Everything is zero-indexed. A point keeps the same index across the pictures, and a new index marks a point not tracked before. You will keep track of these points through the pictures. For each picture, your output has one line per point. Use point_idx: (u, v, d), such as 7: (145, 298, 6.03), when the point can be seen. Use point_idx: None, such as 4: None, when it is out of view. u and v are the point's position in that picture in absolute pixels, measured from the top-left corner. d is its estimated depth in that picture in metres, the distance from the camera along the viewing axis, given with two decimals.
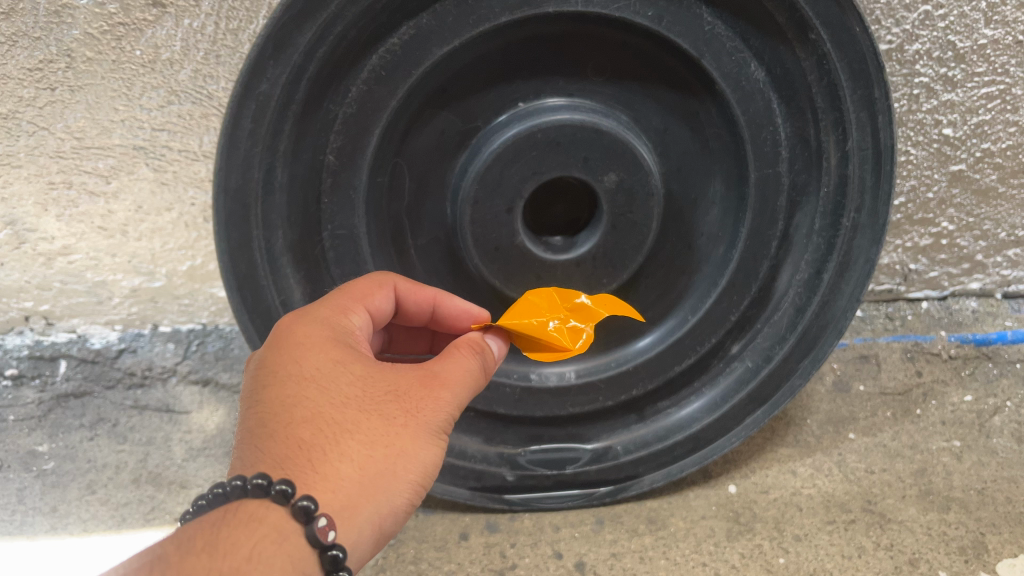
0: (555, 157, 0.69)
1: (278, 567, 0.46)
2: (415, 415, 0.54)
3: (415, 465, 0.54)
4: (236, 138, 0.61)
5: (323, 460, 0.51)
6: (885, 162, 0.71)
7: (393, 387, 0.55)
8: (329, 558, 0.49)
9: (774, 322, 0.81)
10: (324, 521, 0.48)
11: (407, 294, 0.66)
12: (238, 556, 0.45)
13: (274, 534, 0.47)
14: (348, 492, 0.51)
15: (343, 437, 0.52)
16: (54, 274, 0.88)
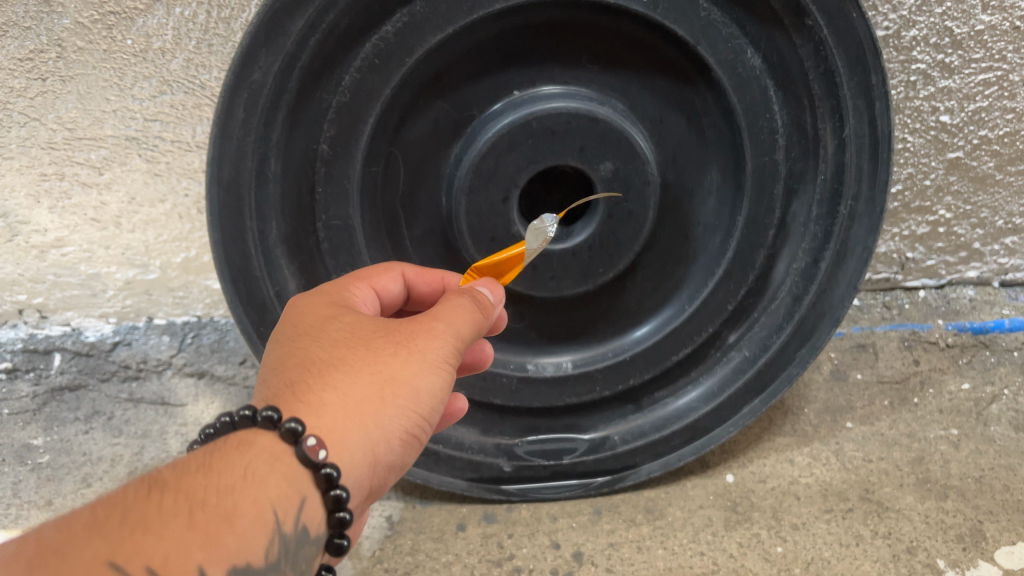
0: (550, 145, 0.69)
1: (274, 482, 0.47)
2: (408, 349, 0.52)
3: (411, 395, 0.52)
4: (228, 128, 0.61)
5: (308, 390, 0.50)
6: (882, 150, 0.70)
7: (386, 330, 0.54)
8: (324, 477, 0.48)
9: (770, 312, 0.81)
10: (314, 441, 0.48)
11: (416, 275, 0.67)
12: (232, 475, 0.45)
13: (267, 453, 0.47)
14: (336, 418, 0.49)
15: (329, 371, 0.51)
16: (47, 266, 0.87)
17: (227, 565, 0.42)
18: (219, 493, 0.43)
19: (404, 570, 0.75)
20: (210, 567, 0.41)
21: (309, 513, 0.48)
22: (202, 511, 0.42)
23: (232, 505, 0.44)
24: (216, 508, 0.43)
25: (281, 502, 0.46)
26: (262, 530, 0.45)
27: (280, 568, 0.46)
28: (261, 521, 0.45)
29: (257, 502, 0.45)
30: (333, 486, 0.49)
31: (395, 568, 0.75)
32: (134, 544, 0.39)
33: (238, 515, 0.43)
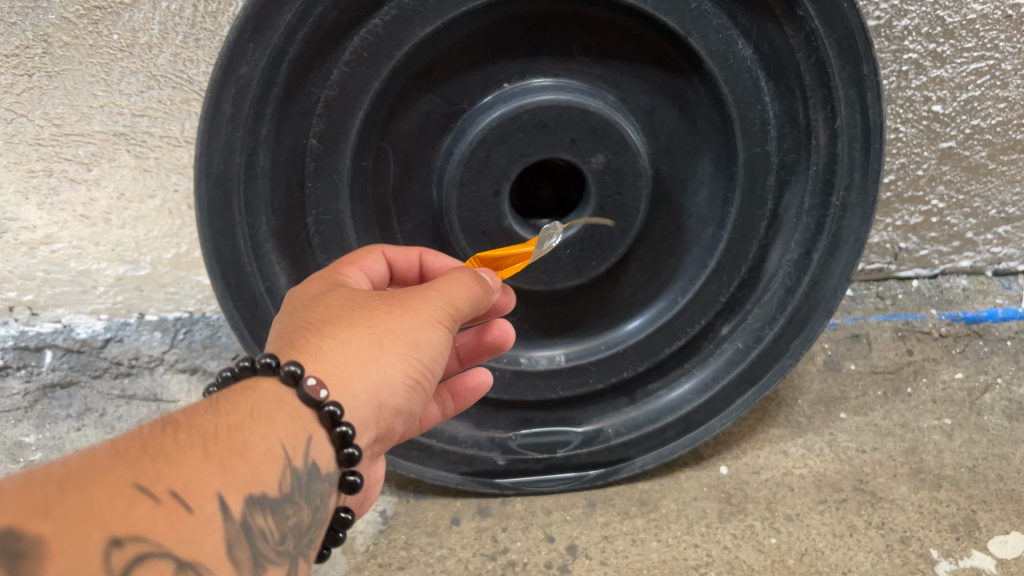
0: (540, 138, 0.68)
1: (279, 421, 0.46)
2: (402, 308, 0.55)
3: (410, 344, 0.54)
4: (216, 123, 0.60)
5: (308, 342, 0.51)
6: (875, 141, 0.70)
7: (380, 296, 0.56)
8: (327, 415, 0.49)
9: (763, 303, 0.80)
10: (314, 380, 0.48)
11: (396, 256, 0.66)
12: (238, 414, 0.45)
13: (269, 396, 0.47)
14: (337, 363, 0.51)
15: (327, 326, 0.52)
16: (37, 263, 0.87)
17: (244, 494, 0.41)
18: (228, 429, 0.43)
19: (399, 564, 0.75)
20: (229, 494, 0.40)
21: (316, 454, 0.48)
22: (214, 443, 0.41)
23: (242, 440, 0.43)
24: (227, 441, 0.42)
25: (289, 440, 0.46)
26: (273, 464, 0.44)
27: (293, 504, 0.45)
28: (271, 456, 0.44)
29: (265, 438, 0.45)
30: (337, 424, 0.49)
31: (390, 563, 0.75)
32: (157, 468, 0.38)
33: (249, 448, 0.43)
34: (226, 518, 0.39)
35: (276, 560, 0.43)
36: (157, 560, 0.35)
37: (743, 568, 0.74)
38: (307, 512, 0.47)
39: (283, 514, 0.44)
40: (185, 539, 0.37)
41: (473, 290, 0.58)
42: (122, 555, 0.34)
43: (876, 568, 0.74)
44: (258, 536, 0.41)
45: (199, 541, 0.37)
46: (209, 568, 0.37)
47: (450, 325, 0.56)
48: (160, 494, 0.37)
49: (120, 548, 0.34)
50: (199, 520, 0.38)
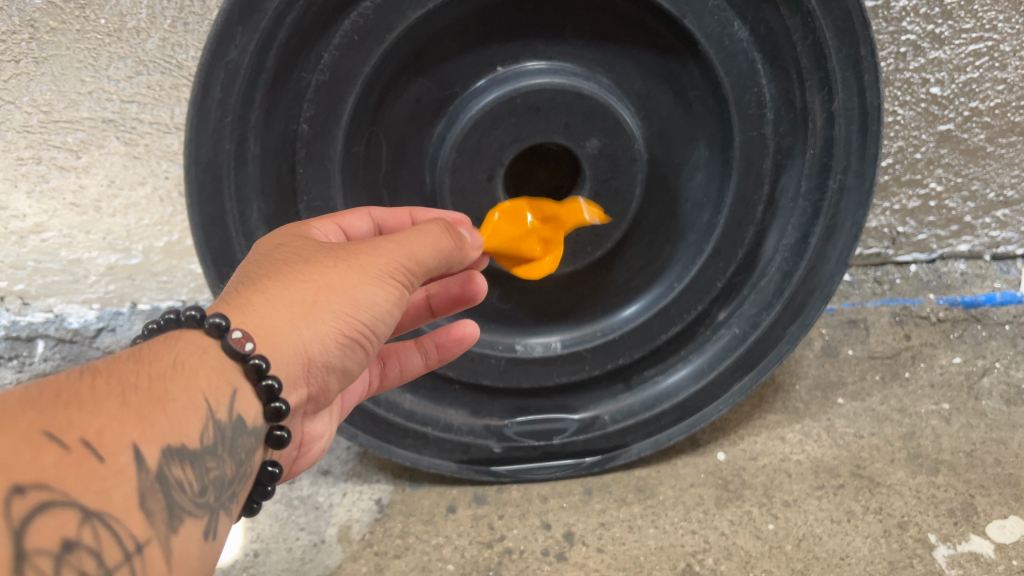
0: (534, 123, 0.67)
1: (204, 373, 0.46)
2: (350, 262, 0.53)
3: (348, 300, 0.52)
4: (206, 108, 0.59)
5: (243, 297, 0.51)
6: (872, 123, 0.69)
7: (334, 248, 0.55)
8: (252, 368, 0.48)
9: (760, 288, 0.80)
10: (239, 334, 0.48)
11: (385, 216, 0.67)
12: (162, 364, 0.44)
13: (194, 347, 0.47)
14: (265, 318, 0.50)
15: (265, 281, 0.51)
16: (28, 252, 0.86)
17: (163, 445, 0.40)
18: (149, 378, 0.42)
19: (394, 553, 0.75)
20: (145, 446, 0.39)
21: (243, 405, 0.48)
22: (134, 393, 0.41)
23: (164, 390, 0.42)
24: (148, 391, 0.42)
25: (213, 392, 0.46)
26: (195, 416, 0.44)
27: (215, 456, 0.45)
28: (194, 408, 0.44)
29: (187, 389, 0.44)
30: (263, 377, 0.49)
31: (386, 551, 0.75)
32: (69, 417, 0.37)
33: (171, 400, 0.42)
34: (140, 470, 0.39)
35: (196, 513, 0.42)
36: (60, 509, 0.34)
37: (740, 554, 0.74)
38: (230, 464, 0.46)
39: (205, 466, 0.44)
40: (93, 489, 0.36)
41: (436, 243, 0.56)
42: (22, 503, 0.33)
43: (874, 553, 0.73)
44: (175, 488, 0.41)
45: (108, 492, 0.37)
46: (116, 520, 0.37)
47: (398, 281, 0.54)
48: (70, 443, 0.36)
49: (21, 496, 0.33)
50: (110, 470, 0.37)
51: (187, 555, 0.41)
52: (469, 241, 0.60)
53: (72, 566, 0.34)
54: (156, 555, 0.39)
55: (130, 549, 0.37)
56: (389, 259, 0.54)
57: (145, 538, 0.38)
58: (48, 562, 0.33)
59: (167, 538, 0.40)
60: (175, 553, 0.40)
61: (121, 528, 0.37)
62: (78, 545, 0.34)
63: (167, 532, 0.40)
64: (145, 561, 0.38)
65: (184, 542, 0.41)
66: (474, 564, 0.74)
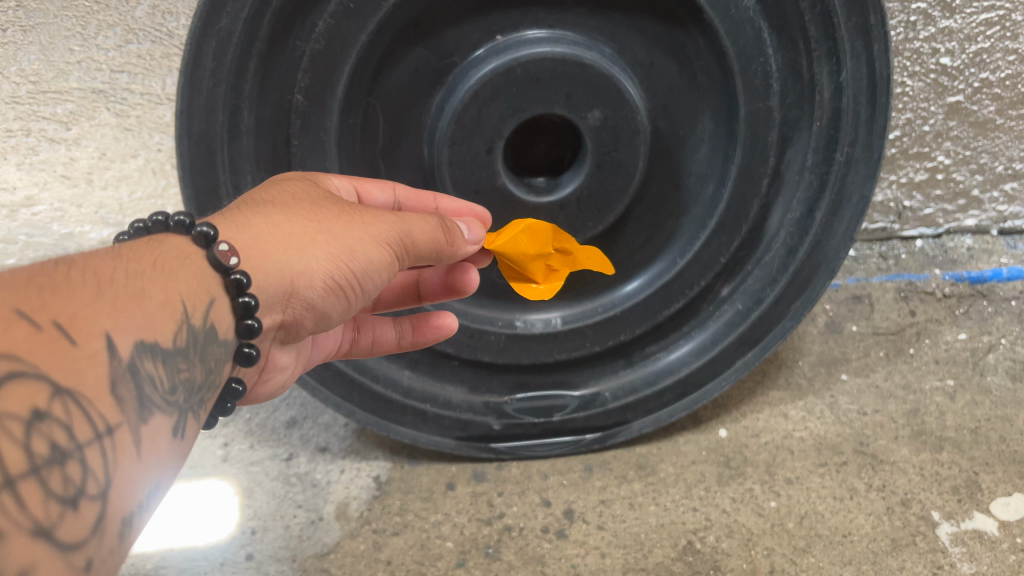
0: (534, 93, 0.66)
1: (183, 277, 0.45)
2: (354, 215, 0.53)
3: (343, 247, 0.52)
4: (197, 79, 0.58)
5: (245, 216, 0.51)
6: (881, 94, 0.68)
7: (342, 201, 0.55)
8: (233, 283, 0.47)
9: (764, 264, 0.78)
10: (226, 247, 0.47)
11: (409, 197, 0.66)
12: (141, 262, 0.43)
13: (176, 252, 0.46)
14: (258, 240, 0.50)
15: (268, 207, 0.52)
16: (18, 226, 0.84)
17: (137, 336, 0.39)
18: (126, 274, 0.41)
19: (393, 530, 0.74)
20: (119, 334, 0.38)
21: (218, 316, 0.47)
22: (110, 285, 0.39)
23: (140, 286, 0.41)
24: (124, 285, 0.40)
25: (191, 296, 0.44)
26: (168, 315, 0.42)
27: (186, 358, 0.43)
28: (167, 307, 0.42)
29: (163, 289, 0.43)
30: (242, 293, 0.48)
31: (384, 529, 0.74)
32: (42, 298, 0.35)
33: (146, 296, 0.41)
34: (112, 357, 0.37)
35: (165, 409, 0.41)
36: (30, 381, 0.32)
37: (741, 532, 0.73)
38: (200, 369, 0.45)
39: (176, 365, 0.42)
40: (65, 367, 0.34)
41: (435, 227, 0.56)
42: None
43: (876, 530, 0.73)
44: (147, 381, 0.39)
45: (80, 374, 0.35)
46: (88, 400, 0.35)
47: (395, 246, 0.54)
48: (43, 323, 0.34)
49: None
50: (83, 353, 0.35)
51: (157, 446, 0.39)
52: (464, 235, 0.59)
53: (43, 436, 0.32)
54: (128, 441, 0.37)
55: (102, 430, 0.35)
56: (394, 224, 0.54)
57: (117, 422, 0.36)
58: (18, 427, 0.31)
59: (138, 426, 0.38)
60: (145, 443, 0.38)
61: (93, 409, 0.35)
62: (49, 416, 0.33)
63: (137, 421, 0.38)
64: (118, 445, 0.36)
65: (154, 435, 0.39)
66: (473, 542, 0.73)
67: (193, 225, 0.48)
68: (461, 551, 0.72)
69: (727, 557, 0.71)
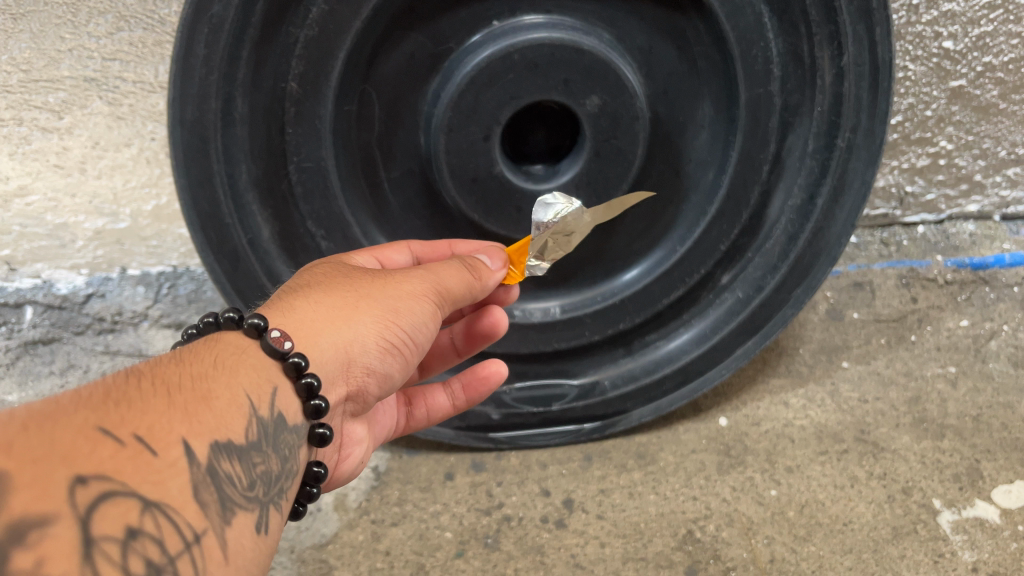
0: (533, 79, 0.65)
1: (244, 370, 0.46)
2: (383, 281, 0.56)
3: (386, 308, 0.55)
4: (190, 66, 0.57)
5: (284, 302, 0.52)
6: (883, 79, 0.67)
7: (361, 272, 0.58)
8: (292, 366, 0.48)
9: (764, 251, 0.78)
10: (277, 333, 0.48)
11: (424, 250, 0.68)
12: (202, 365, 0.44)
13: (232, 349, 0.47)
14: (304, 320, 0.51)
15: (304, 291, 0.54)
16: (12, 217, 0.83)
17: (211, 439, 0.40)
18: (192, 378, 0.42)
19: (392, 521, 0.74)
20: (195, 440, 0.39)
21: (284, 403, 0.47)
22: (179, 391, 0.40)
23: (206, 389, 0.42)
24: (192, 389, 0.41)
25: (254, 388, 0.45)
26: (238, 413, 0.43)
27: (260, 452, 0.44)
28: (236, 405, 0.43)
29: (228, 387, 0.44)
30: (303, 374, 0.48)
31: (383, 519, 0.74)
32: (119, 414, 0.36)
33: (214, 397, 0.42)
34: (191, 463, 0.38)
35: (247, 507, 0.41)
36: (120, 499, 0.33)
37: (742, 521, 0.73)
38: (274, 459, 0.45)
39: (250, 461, 0.43)
40: (149, 479, 0.35)
41: (461, 268, 0.59)
42: (85, 493, 0.32)
43: (877, 518, 0.72)
44: (226, 481, 0.40)
45: (164, 483, 0.36)
46: (174, 509, 0.36)
47: (431, 296, 0.57)
48: (124, 438, 0.35)
49: (83, 485, 0.32)
50: (163, 463, 0.36)
51: (242, 547, 0.40)
52: (490, 266, 0.61)
53: (138, 552, 0.32)
54: (214, 546, 0.37)
55: (190, 539, 0.36)
56: (423, 278, 0.57)
57: (203, 528, 0.37)
58: (115, 548, 0.31)
59: (223, 529, 0.38)
60: (231, 546, 0.39)
61: (179, 518, 0.36)
62: (141, 533, 0.33)
63: (222, 523, 0.38)
64: (205, 552, 0.37)
65: (238, 535, 0.40)
66: (472, 532, 0.73)
67: (242, 320, 0.49)
68: (460, 541, 0.72)
69: (726, 546, 0.71)
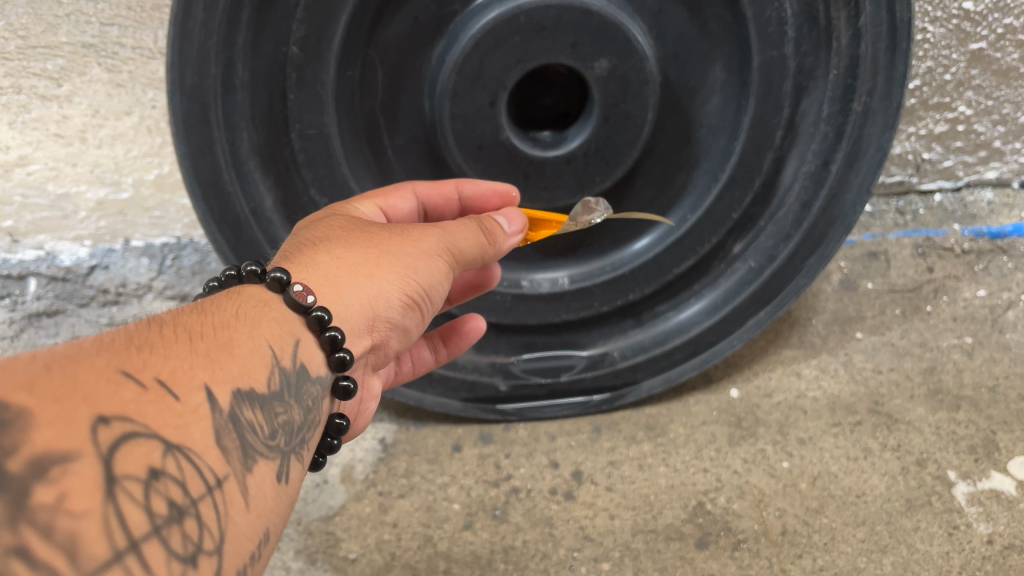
0: (540, 42, 0.63)
1: (266, 322, 0.45)
2: (400, 236, 0.56)
3: (406, 266, 0.54)
4: (188, 29, 0.55)
5: (304, 256, 0.52)
6: (901, 40, 0.65)
7: (374, 225, 0.57)
8: (315, 320, 0.47)
9: (777, 220, 0.76)
10: (300, 287, 0.47)
11: (431, 191, 0.66)
12: (223, 315, 0.43)
13: (255, 300, 0.46)
14: (327, 274, 0.51)
15: (324, 244, 0.53)
16: (13, 187, 0.82)
17: (233, 386, 0.39)
18: (213, 328, 0.41)
19: (399, 492, 0.73)
20: (218, 386, 0.38)
21: (307, 354, 0.46)
22: (199, 339, 0.39)
23: (227, 338, 0.41)
24: (213, 338, 0.40)
25: (276, 339, 0.44)
26: (260, 363, 0.42)
27: (283, 402, 0.43)
28: (259, 355, 0.42)
29: (251, 337, 0.43)
30: (326, 328, 0.48)
31: (390, 491, 0.73)
32: (141, 359, 0.35)
33: (236, 346, 0.41)
34: (214, 409, 0.37)
35: (268, 455, 0.40)
36: (143, 440, 0.32)
37: (753, 492, 0.72)
38: (297, 411, 0.44)
39: (273, 410, 0.42)
40: (172, 423, 0.34)
41: (476, 231, 0.58)
42: (107, 433, 0.31)
43: (890, 490, 0.72)
44: (248, 429, 0.39)
45: (187, 427, 0.35)
46: (196, 453, 0.34)
47: (448, 256, 0.56)
48: (146, 381, 0.34)
49: (105, 425, 0.31)
50: (187, 408, 0.35)
51: (264, 495, 0.39)
52: (506, 229, 0.60)
53: (159, 493, 0.31)
54: (236, 493, 0.36)
55: (212, 483, 0.35)
56: (439, 236, 0.56)
57: (225, 473, 0.36)
58: (137, 487, 0.30)
59: (245, 476, 0.37)
60: (253, 493, 0.38)
61: (202, 462, 0.35)
62: (163, 474, 0.32)
63: (243, 470, 0.37)
64: (227, 497, 0.36)
65: (260, 483, 0.39)
66: (480, 504, 0.72)
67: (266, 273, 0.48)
68: (468, 513, 0.71)
69: (737, 518, 0.70)
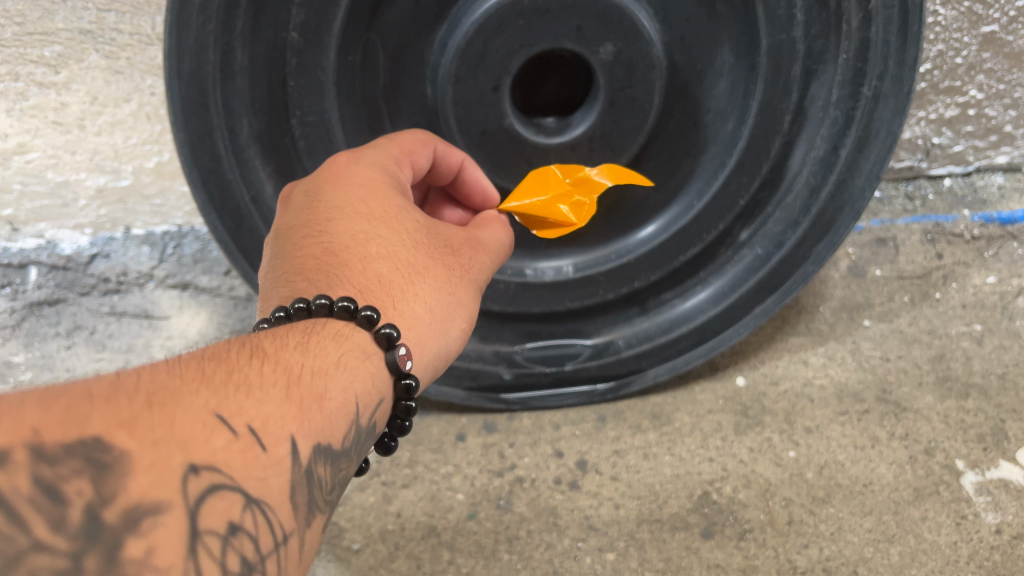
0: (544, 25, 0.62)
1: (361, 376, 0.44)
2: (465, 271, 0.56)
3: (469, 314, 0.56)
4: (185, 14, 0.54)
5: (402, 295, 0.50)
6: (913, 23, 0.63)
7: (445, 242, 0.56)
8: (403, 387, 0.47)
9: (785, 205, 0.75)
10: (404, 350, 0.47)
11: (445, 155, 0.62)
12: (323, 359, 0.42)
13: (356, 348, 0.45)
14: (421, 327, 0.51)
15: (413, 278, 0.52)
16: (13, 175, 0.82)
17: (315, 440, 0.38)
18: (311, 373, 0.40)
19: (403, 482, 0.73)
20: (302, 438, 0.37)
21: (381, 412, 0.46)
22: (296, 386, 0.39)
23: (322, 388, 0.40)
24: (309, 385, 0.39)
25: (363, 394, 0.43)
26: (345, 417, 0.41)
27: (350, 457, 0.42)
28: (345, 408, 0.42)
29: (344, 389, 0.42)
30: (407, 396, 0.48)
31: (393, 481, 0.73)
32: (238, 401, 0.35)
33: (327, 397, 0.40)
34: (295, 463, 0.36)
35: (326, 509, 0.39)
36: (226, 493, 0.32)
37: (759, 482, 0.71)
38: (357, 464, 0.44)
39: (339, 465, 0.41)
40: (255, 476, 0.34)
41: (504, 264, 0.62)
42: (196, 484, 0.31)
43: (898, 479, 0.71)
44: (318, 484, 0.38)
45: (268, 480, 0.34)
46: (272, 509, 0.34)
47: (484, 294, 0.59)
48: (239, 428, 0.34)
49: (196, 475, 0.31)
50: (271, 460, 0.35)
51: (314, 550, 0.38)
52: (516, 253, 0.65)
53: (235, 550, 0.31)
54: (298, 550, 0.36)
55: (280, 539, 0.35)
56: (484, 274, 0.59)
57: (292, 529, 0.36)
58: (216, 543, 0.30)
59: (306, 531, 0.37)
60: (308, 548, 0.37)
61: (274, 517, 0.34)
62: (240, 530, 0.32)
63: (306, 525, 0.37)
64: (289, 554, 0.35)
65: (314, 537, 0.38)
66: (484, 494, 0.72)
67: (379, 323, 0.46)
68: (472, 503, 0.71)
69: (743, 507, 0.69)
